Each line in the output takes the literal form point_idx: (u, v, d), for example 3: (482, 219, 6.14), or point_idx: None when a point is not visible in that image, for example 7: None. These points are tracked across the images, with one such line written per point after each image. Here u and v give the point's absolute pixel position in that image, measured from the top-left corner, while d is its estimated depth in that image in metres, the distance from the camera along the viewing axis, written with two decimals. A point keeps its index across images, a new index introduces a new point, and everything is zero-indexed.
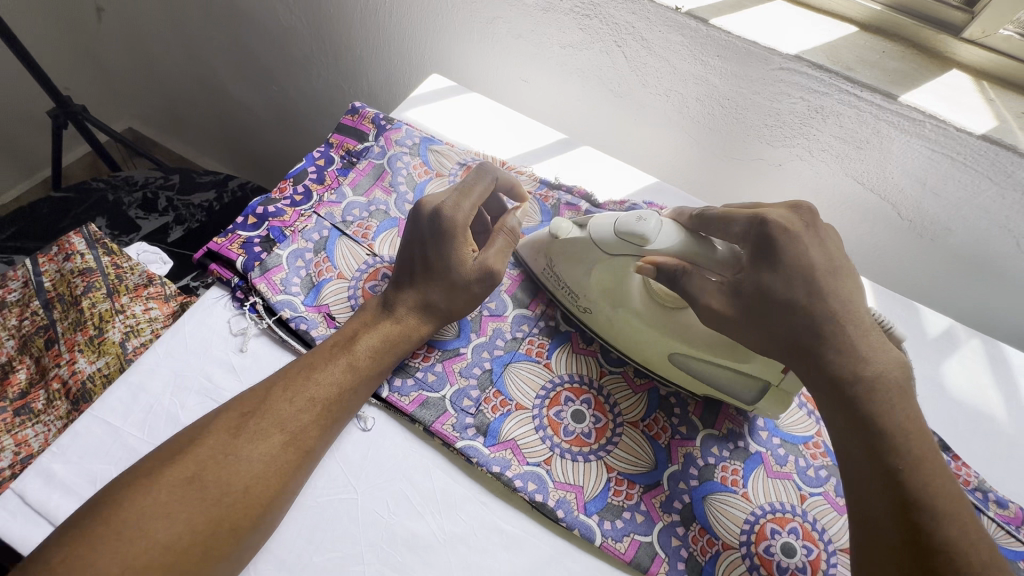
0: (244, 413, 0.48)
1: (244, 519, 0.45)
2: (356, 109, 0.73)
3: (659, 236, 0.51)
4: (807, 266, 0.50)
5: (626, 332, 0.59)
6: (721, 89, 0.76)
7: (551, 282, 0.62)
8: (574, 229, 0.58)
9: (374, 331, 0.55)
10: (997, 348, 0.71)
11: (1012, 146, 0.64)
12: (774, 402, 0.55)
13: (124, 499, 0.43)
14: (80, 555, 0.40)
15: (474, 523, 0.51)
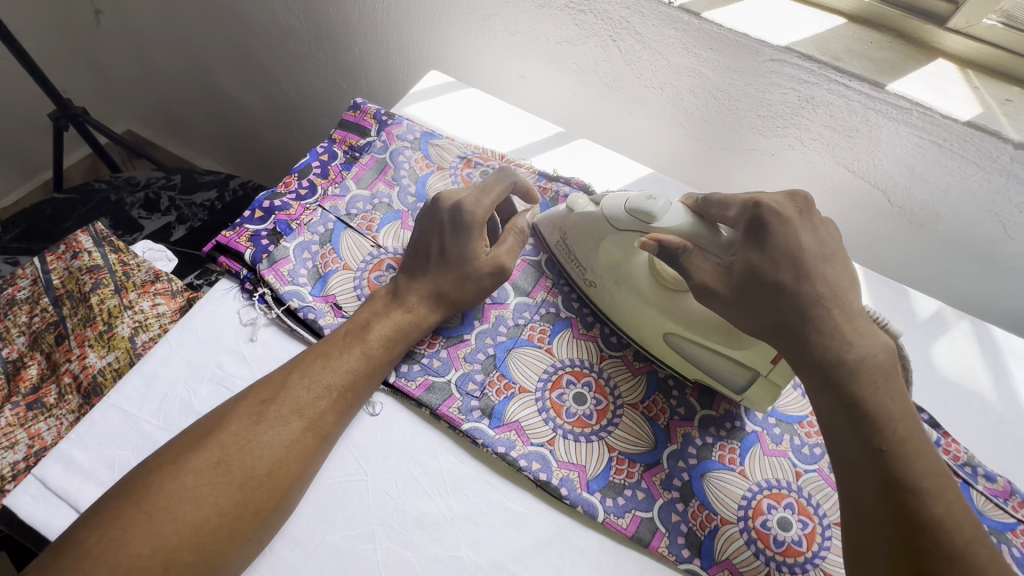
0: (264, 400, 0.50)
1: (268, 502, 0.46)
2: (357, 105, 0.75)
3: (666, 214, 0.55)
4: (796, 249, 0.51)
5: (628, 311, 0.61)
6: (714, 81, 0.78)
7: (563, 253, 0.65)
8: (590, 204, 0.61)
9: (383, 319, 0.56)
10: (985, 329, 0.73)
11: (996, 132, 0.66)
12: (762, 391, 0.56)
13: (153, 484, 0.44)
14: (112, 537, 0.41)
15: (480, 501, 0.52)
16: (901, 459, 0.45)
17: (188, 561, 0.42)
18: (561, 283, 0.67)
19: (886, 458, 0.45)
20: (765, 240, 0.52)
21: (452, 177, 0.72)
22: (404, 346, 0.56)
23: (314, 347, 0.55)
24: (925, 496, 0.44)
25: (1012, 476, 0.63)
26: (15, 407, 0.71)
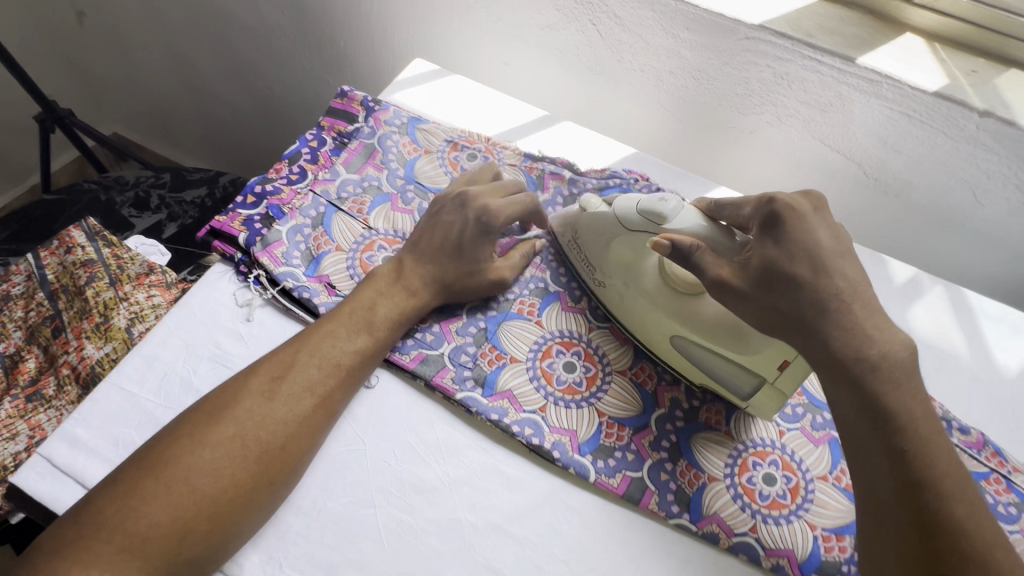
0: (275, 377, 0.51)
1: (281, 474, 0.48)
2: (345, 93, 0.76)
3: (677, 215, 0.54)
4: (813, 244, 0.51)
5: (635, 311, 0.61)
6: (692, 61, 0.80)
7: (573, 252, 0.65)
8: (603, 204, 0.61)
9: (382, 297, 0.58)
10: (959, 293, 0.76)
11: (963, 101, 0.69)
12: (767, 398, 0.56)
13: (172, 457, 0.46)
14: (131, 507, 0.44)
15: (476, 466, 0.54)
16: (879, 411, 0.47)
17: (205, 529, 0.45)
18: (549, 260, 0.68)
19: (866, 409, 0.47)
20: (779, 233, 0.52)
21: (439, 160, 0.73)
22: (400, 321, 0.58)
23: (320, 322, 0.56)
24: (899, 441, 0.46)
25: (985, 429, 0.66)
26: (15, 400, 0.72)
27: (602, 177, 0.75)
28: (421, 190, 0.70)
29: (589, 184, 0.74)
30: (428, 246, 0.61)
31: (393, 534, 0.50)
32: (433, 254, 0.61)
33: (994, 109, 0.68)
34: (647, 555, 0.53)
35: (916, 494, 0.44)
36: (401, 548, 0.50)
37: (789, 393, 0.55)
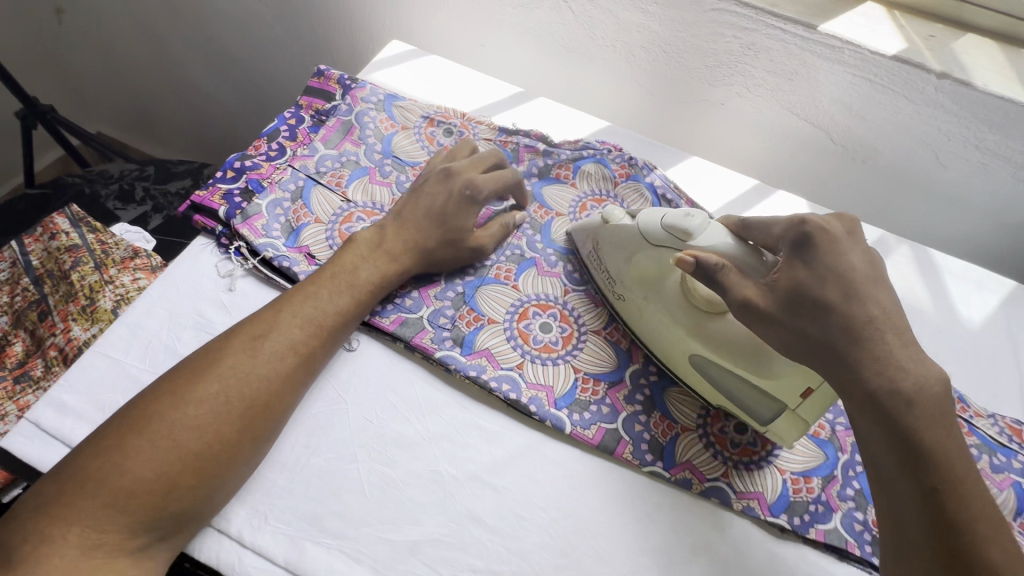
0: (258, 335, 0.52)
1: (265, 429, 0.50)
2: (322, 72, 0.77)
3: (703, 232, 0.52)
4: (845, 269, 0.49)
5: (654, 328, 0.59)
6: (662, 35, 0.82)
7: (594, 265, 0.64)
8: (626, 219, 0.59)
9: (365, 262, 0.60)
10: (924, 252, 0.78)
11: (921, 64, 0.71)
12: (790, 424, 0.54)
13: (154, 414, 0.47)
14: (114, 463, 0.45)
15: (456, 422, 0.56)
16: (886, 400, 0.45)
17: (188, 483, 0.46)
18: (525, 229, 0.70)
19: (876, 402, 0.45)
20: (809, 255, 0.49)
21: (416, 136, 0.75)
22: (383, 286, 0.59)
23: (301, 284, 0.58)
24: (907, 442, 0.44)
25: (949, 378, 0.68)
26: (4, 381, 0.73)
27: (576, 148, 0.77)
28: (398, 164, 0.72)
29: (563, 155, 0.75)
30: (407, 215, 0.63)
31: (376, 486, 0.52)
32: (415, 219, 0.62)
33: (950, 71, 0.71)
34: (622, 501, 0.54)
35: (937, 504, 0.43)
36: (384, 498, 0.51)
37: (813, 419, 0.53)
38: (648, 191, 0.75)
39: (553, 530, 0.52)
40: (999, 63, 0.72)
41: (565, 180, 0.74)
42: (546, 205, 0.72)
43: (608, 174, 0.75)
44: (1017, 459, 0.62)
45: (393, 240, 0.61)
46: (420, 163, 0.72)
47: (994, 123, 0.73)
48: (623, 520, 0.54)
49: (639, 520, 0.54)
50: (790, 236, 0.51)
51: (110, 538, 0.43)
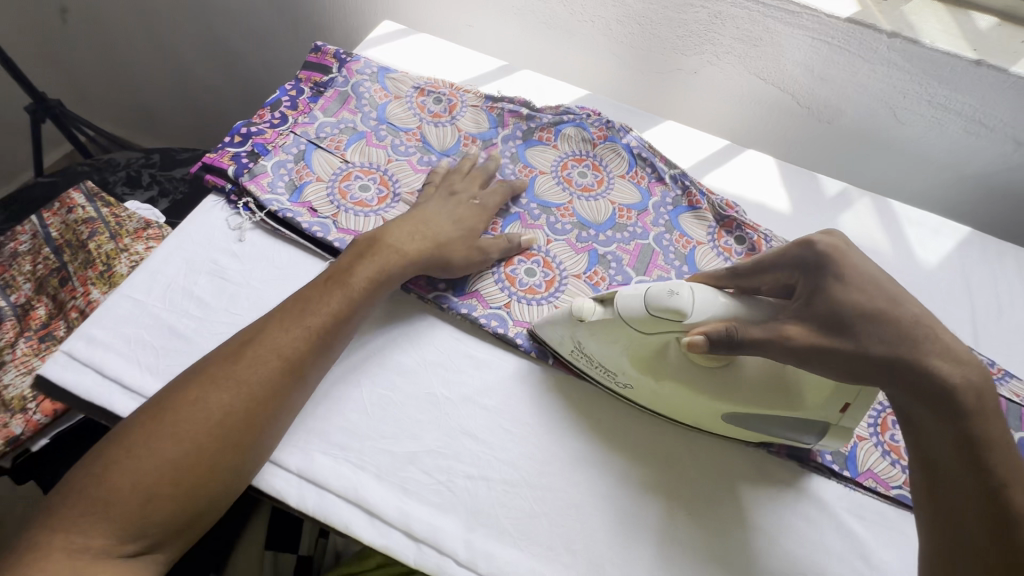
0: (242, 343, 0.53)
1: (247, 437, 0.50)
2: (319, 48, 0.83)
3: (695, 302, 0.50)
4: (869, 276, 0.50)
5: (675, 402, 0.57)
6: (635, 8, 0.88)
7: (583, 360, 0.59)
8: (598, 308, 0.55)
9: (365, 263, 0.60)
10: (885, 202, 0.84)
11: (873, 24, 0.77)
12: (835, 438, 0.55)
13: (138, 424, 0.48)
14: (95, 473, 0.46)
15: (450, 353, 0.62)
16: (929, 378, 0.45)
17: (169, 493, 0.47)
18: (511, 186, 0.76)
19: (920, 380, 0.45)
20: (831, 275, 0.50)
21: (408, 104, 0.80)
22: (380, 284, 0.60)
23: (296, 293, 0.59)
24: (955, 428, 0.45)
25: None
26: (30, 340, 0.79)
27: (557, 113, 0.82)
28: (393, 130, 0.77)
29: (545, 119, 0.81)
30: (423, 216, 0.66)
31: (376, 404, 0.58)
32: (434, 219, 0.66)
33: (900, 30, 0.77)
34: (601, 419, 0.60)
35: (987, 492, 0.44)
36: (385, 415, 0.57)
37: (855, 426, 0.55)
38: (624, 151, 0.80)
39: (538, 441, 0.58)
40: (947, 23, 0.78)
41: (547, 142, 0.80)
42: (530, 164, 0.78)
43: (587, 136, 0.81)
44: None
45: (401, 234, 0.63)
46: (412, 129, 0.78)
47: (944, 79, 0.78)
48: (601, 433, 0.59)
49: (617, 434, 0.59)
50: (806, 262, 0.53)
51: (92, 543, 0.44)
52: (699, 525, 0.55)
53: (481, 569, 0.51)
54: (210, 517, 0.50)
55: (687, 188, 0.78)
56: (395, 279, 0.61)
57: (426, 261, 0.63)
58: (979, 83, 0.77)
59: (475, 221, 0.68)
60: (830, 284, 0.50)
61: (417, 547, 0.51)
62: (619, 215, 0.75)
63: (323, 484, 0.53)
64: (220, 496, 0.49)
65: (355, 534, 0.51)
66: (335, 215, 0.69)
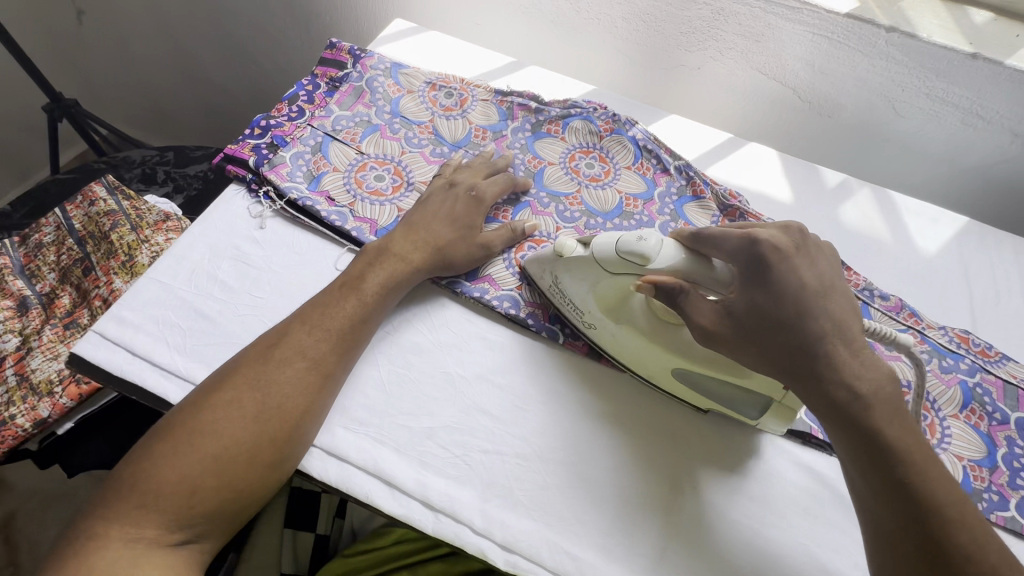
0: (269, 346, 0.56)
1: (280, 432, 0.53)
2: (333, 44, 0.86)
3: (661, 252, 0.52)
4: (798, 284, 0.50)
5: (630, 349, 0.60)
6: (640, 5, 0.90)
7: (556, 297, 0.63)
8: (579, 246, 0.58)
9: (380, 269, 0.63)
10: (885, 193, 0.86)
11: (871, 19, 0.79)
12: (776, 416, 0.57)
13: (178, 422, 0.51)
14: (144, 468, 0.50)
15: (463, 334, 0.65)
16: (838, 379, 0.48)
17: (213, 486, 0.50)
18: (520, 174, 0.79)
19: (829, 385, 0.48)
20: (763, 280, 0.51)
21: (421, 98, 0.83)
22: (392, 291, 0.63)
23: (314, 299, 0.61)
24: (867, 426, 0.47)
25: (904, 297, 0.76)
26: (55, 327, 0.81)
27: (565, 107, 0.84)
28: (406, 123, 0.80)
29: (553, 112, 0.84)
30: (419, 220, 0.68)
31: (393, 382, 0.61)
32: (429, 224, 0.67)
33: (898, 25, 0.79)
34: (609, 397, 0.62)
35: (901, 486, 0.45)
36: (402, 392, 0.60)
37: (799, 409, 0.55)
38: (630, 143, 0.82)
39: (548, 417, 0.60)
40: (944, 18, 0.80)
41: (555, 134, 0.83)
42: (539, 156, 0.80)
43: (594, 129, 0.83)
44: (962, 361, 0.69)
45: (403, 243, 0.65)
46: (425, 122, 0.81)
47: (941, 72, 0.81)
48: (609, 409, 0.62)
49: (624, 410, 0.62)
50: (750, 261, 0.52)
51: (146, 533, 0.48)
52: (704, 498, 0.57)
53: (496, 537, 0.53)
54: (252, 508, 0.52)
55: (692, 178, 0.80)
56: (411, 275, 0.64)
57: (431, 266, 0.65)
58: (975, 75, 0.79)
59: (473, 216, 0.69)
60: (760, 288, 0.51)
61: (435, 516, 0.54)
62: (625, 204, 0.77)
63: (344, 457, 0.56)
64: (259, 488, 0.52)
65: (376, 504, 0.54)
66: (352, 204, 0.71)
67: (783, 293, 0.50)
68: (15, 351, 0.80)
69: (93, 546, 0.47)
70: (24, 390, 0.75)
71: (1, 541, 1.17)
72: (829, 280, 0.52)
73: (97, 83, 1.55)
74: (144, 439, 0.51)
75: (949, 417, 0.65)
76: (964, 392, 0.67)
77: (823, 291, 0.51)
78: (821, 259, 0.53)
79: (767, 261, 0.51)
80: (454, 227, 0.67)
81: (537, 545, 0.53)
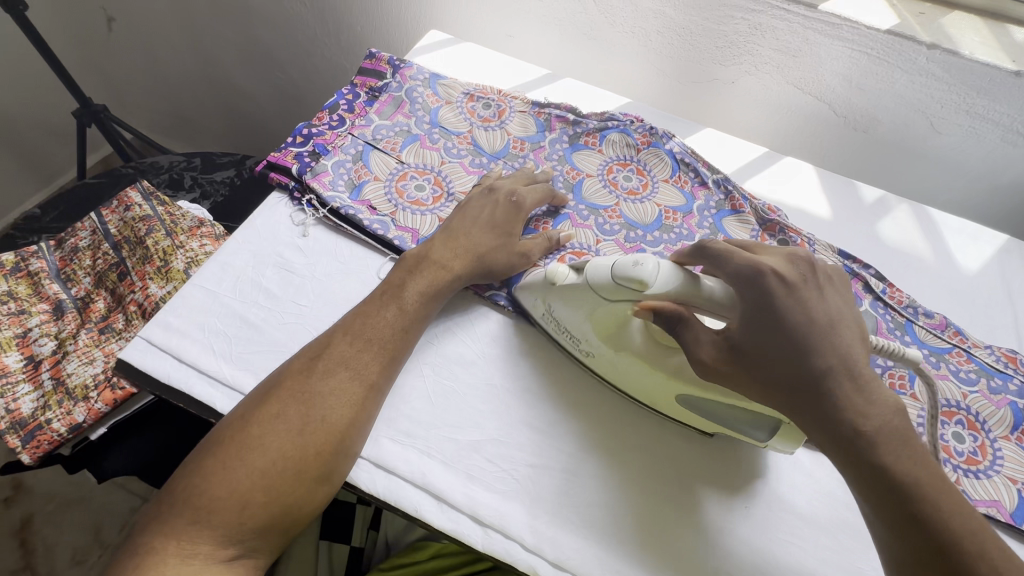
0: (313, 357, 0.56)
1: (327, 446, 0.52)
2: (373, 54, 0.86)
3: (658, 277, 0.50)
4: (808, 317, 0.48)
5: (630, 376, 0.59)
6: (676, 19, 0.90)
7: (551, 325, 0.63)
8: (571, 273, 0.58)
9: (420, 279, 0.62)
10: (923, 210, 0.85)
11: (912, 36, 0.79)
12: (786, 438, 0.55)
13: (227, 436, 0.51)
14: (195, 484, 0.49)
15: (506, 347, 0.65)
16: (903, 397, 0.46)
17: (262, 501, 0.49)
18: (561, 189, 0.78)
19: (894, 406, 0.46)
20: (772, 309, 0.48)
21: (459, 109, 0.83)
22: (433, 298, 0.62)
23: (355, 309, 0.61)
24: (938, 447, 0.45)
25: (948, 315, 0.75)
26: (91, 332, 0.81)
27: (602, 119, 0.84)
28: (445, 133, 0.80)
29: (591, 125, 0.84)
30: (459, 226, 0.67)
31: (438, 394, 0.60)
32: (469, 229, 0.66)
33: (939, 42, 0.78)
34: (656, 413, 0.62)
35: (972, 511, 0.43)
36: (447, 404, 0.60)
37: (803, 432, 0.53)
38: (668, 156, 0.82)
39: (594, 428, 0.60)
40: (984, 36, 0.80)
41: (593, 146, 0.82)
42: (577, 167, 0.80)
43: (631, 141, 0.83)
44: (1010, 382, 0.68)
45: (443, 249, 0.65)
46: (463, 133, 0.81)
47: (982, 89, 0.80)
48: (656, 424, 0.61)
49: (670, 425, 0.61)
50: (755, 291, 0.49)
51: (202, 549, 0.47)
52: (755, 518, 0.56)
53: (547, 555, 0.52)
54: (302, 521, 0.52)
55: (730, 193, 0.80)
56: (452, 286, 0.64)
57: (473, 276, 0.65)
58: (1016, 94, 0.79)
59: (513, 224, 0.68)
60: (768, 318, 0.48)
61: (484, 531, 0.53)
62: (665, 217, 0.77)
63: (392, 470, 0.55)
64: (308, 501, 0.51)
65: (425, 518, 0.54)
66: (393, 213, 0.71)
67: (792, 328, 0.47)
68: (51, 355, 0.79)
69: (148, 558, 0.47)
70: (60, 394, 0.75)
71: (18, 547, 1.16)
72: (837, 314, 0.49)
73: (125, 90, 1.56)
74: (195, 454, 0.51)
75: (1000, 438, 0.64)
76: (1016, 413, 0.65)
77: (830, 325, 0.48)
78: (830, 293, 0.50)
79: (773, 295, 0.48)
80: (493, 234, 0.67)
81: (588, 562, 0.52)
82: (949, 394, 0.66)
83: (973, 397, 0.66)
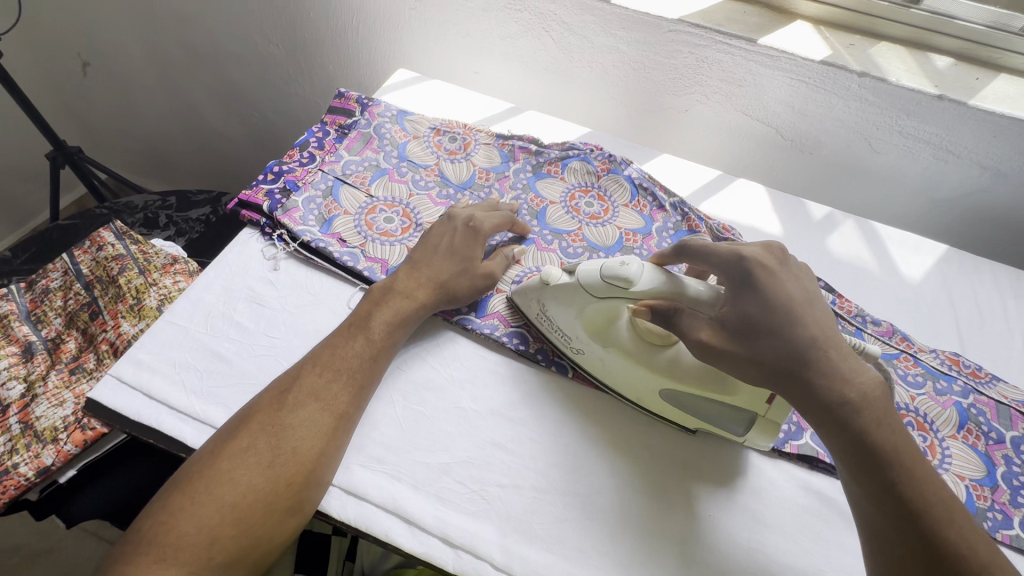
0: (282, 390, 0.57)
1: (298, 477, 0.52)
2: (342, 94, 0.90)
3: (643, 276, 0.54)
4: (786, 297, 0.52)
5: (616, 372, 0.63)
6: (630, 55, 0.96)
7: (545, 324, 0.66)
8: (564, 275, 0.61)
9: (388, 311, 0.64)
10: (868, 224, 0.91)
11: (844, 66, 0.85)
12: (762, 431, 0.58)
13: (194, 472, 0.52)
14: (162, 522, 0.50)
15: (474, 369, 0.67)
16: (840, 399, 0.48)
17: (233, 534, 0.49)
18: (526, 217, 0.81)
19: (835, 409, 0.48)
20: (751, 288, 0.53)
21: (426, 143, 0.87)
22: (399, 327, 0.64)
23: (323, 342, 0.62)
24: (880, 450, 0.47)
25: (894, 322, 0.79)
26: (61, 373, 0.80)
27: (563, 149, 0.89)
28: (413, 166, 0.83)
29: (552, 154, 0.88)
30: (420, 258, 0.69)
31: (409, 419, 0.62)
32: (431, 258, 0.69)
33: (869, 70, 0.85)
34: (621, 429, 0.64)
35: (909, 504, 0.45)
36: (417, 428, 0.61)
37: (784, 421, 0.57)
38: (626, 182, 0.86)
39: (561, 446, 0.62)
40: (909, 63, 0.87)
41: (556, 174, 0.86)
42: (541, 195, 0.84)
43: (592, 169, 0.87)
44: (955, 383, 0.72)
45: (406, 281, 0.67)
46: (431, 166, 0.84)
47: (911, 112, 0.87)
48: (621, 440, 0.63)
49: (636, 441, 0.63)
50: (740, 272, 0.55)
51: None
52: (717, 524, 0.58)
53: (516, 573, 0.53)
54: (274, 552, 0.52)
55: (686, 215, 0.84)
56: (413, 321, 0.65)
57: (436, 305, 0.67)
58: (942, 116, 0.85)
59: (471, 246, 0.70)
60: (748, 297, 0.53)
61: (455, 553, 0.54)
62: (625, 239, 0.81)
63: (363, 496, 0.56)
64: (279, 533, 0.52)
65: (396, 542, 0.55)
66: (363, 245, 0.74)
67: (767, 299, 0.52)
68: (19, 399, 0.78)
69: None
70: (28, 438, 0.73)
71: None
72: (812, 293, 0.54)
73: (100, 133, 1.58)
74: (164, 492, 0.51)
75: (948, 438, 0.67)
76: (960, 413, 0.69)
77: (807, 301, 0.53)
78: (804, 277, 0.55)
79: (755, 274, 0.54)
80: (454, 260, 0.69)
81: None
82: (898, 397, 0.69)
83: (921, 399, 0.69)
